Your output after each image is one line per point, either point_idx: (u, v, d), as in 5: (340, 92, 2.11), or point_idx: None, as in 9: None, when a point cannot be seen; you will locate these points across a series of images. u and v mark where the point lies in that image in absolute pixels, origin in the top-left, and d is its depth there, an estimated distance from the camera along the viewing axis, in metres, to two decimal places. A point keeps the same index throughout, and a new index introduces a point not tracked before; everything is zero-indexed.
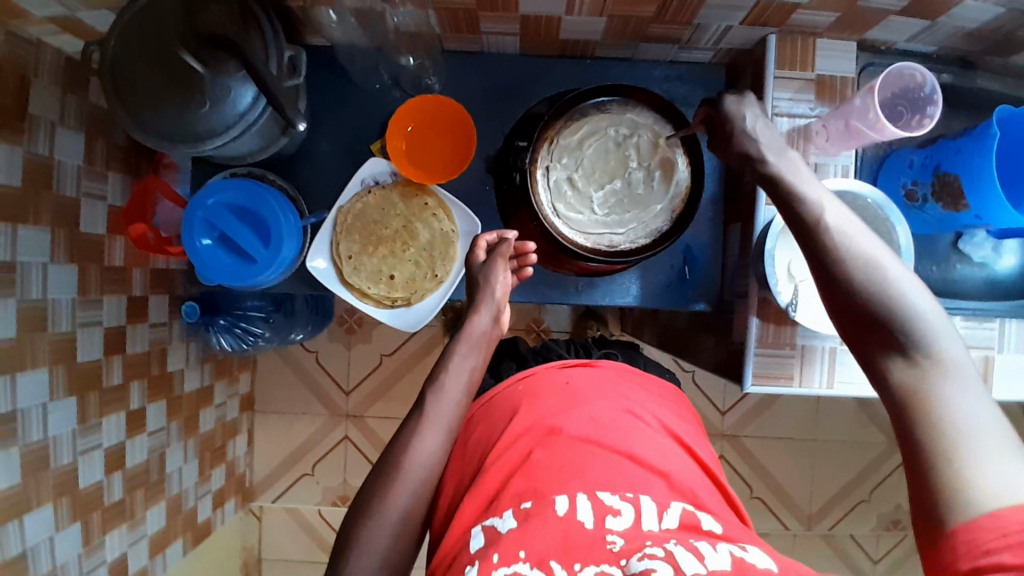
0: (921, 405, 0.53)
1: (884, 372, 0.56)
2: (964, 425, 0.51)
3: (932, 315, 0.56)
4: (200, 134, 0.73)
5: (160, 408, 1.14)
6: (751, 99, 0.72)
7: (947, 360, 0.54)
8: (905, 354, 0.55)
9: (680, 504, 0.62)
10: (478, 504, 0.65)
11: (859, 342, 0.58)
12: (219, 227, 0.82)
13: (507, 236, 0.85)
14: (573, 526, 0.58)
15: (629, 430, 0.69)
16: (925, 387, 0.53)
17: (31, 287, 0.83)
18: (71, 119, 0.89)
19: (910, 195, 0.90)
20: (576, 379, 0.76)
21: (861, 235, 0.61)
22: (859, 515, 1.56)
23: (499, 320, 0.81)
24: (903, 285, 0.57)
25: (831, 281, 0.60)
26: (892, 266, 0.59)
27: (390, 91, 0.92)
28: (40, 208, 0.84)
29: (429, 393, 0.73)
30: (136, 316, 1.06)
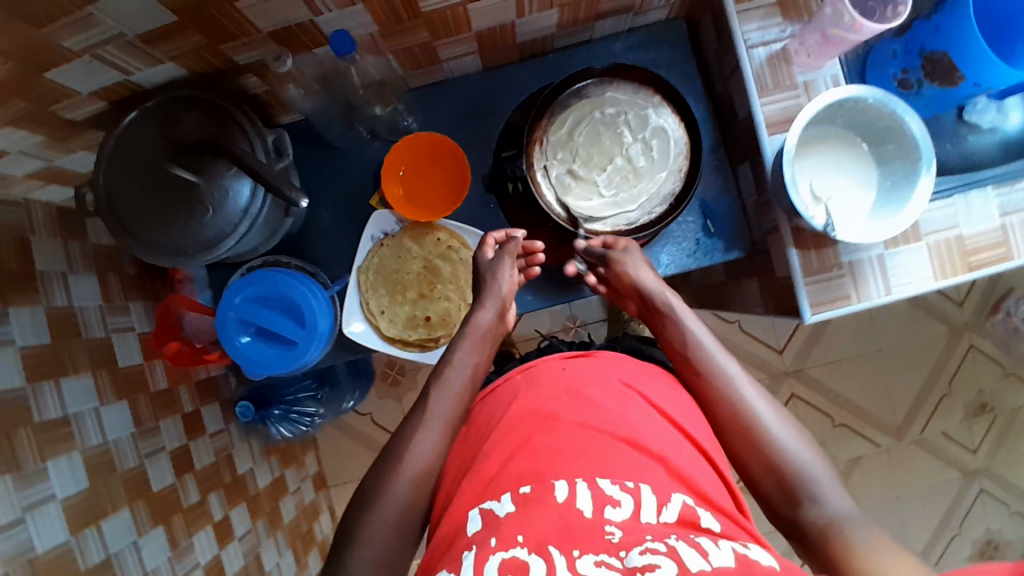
0: (837, 542, 0.63)
1: (805, 523, 0.66)
2: (872, 553, 0.60)
3: (813, 459, 0.69)
4: (213, 240, 0.73)
5: (242, 511, 1.14)
6: (631, 251, 0.84)
7: (838, 507, 0.66)
8: (810, 500, 0.67)
9: (680, 497, 0.60)
10: (477, 488, 0.65)
11: (779, 493, 0.69)
12: (253, 322, 0.83)
13: (515, 235, 0.87)
14: (571, 514, 0.58)
15: (632, 416, 0.68)
16: (836, 528, 0.64)
17: (90, 434, 0.84)
18: (79, 264, 0.89)
19: (902, 84, 0.89)
20: (573, 367, 0.75)
21: (757, 394, 0.74)
22: (945, 410, 1.52)
23: (503, 315, 0.84)
24: (791, 440, 0.70)
25: (742, 436, 0.72)
26: (784, 425, 0.72)
27: (372, 143, 0.92)
28: (77, 356, 0.85)
29: (434, 387, 0.76)
30: (195, 431, 1.07)
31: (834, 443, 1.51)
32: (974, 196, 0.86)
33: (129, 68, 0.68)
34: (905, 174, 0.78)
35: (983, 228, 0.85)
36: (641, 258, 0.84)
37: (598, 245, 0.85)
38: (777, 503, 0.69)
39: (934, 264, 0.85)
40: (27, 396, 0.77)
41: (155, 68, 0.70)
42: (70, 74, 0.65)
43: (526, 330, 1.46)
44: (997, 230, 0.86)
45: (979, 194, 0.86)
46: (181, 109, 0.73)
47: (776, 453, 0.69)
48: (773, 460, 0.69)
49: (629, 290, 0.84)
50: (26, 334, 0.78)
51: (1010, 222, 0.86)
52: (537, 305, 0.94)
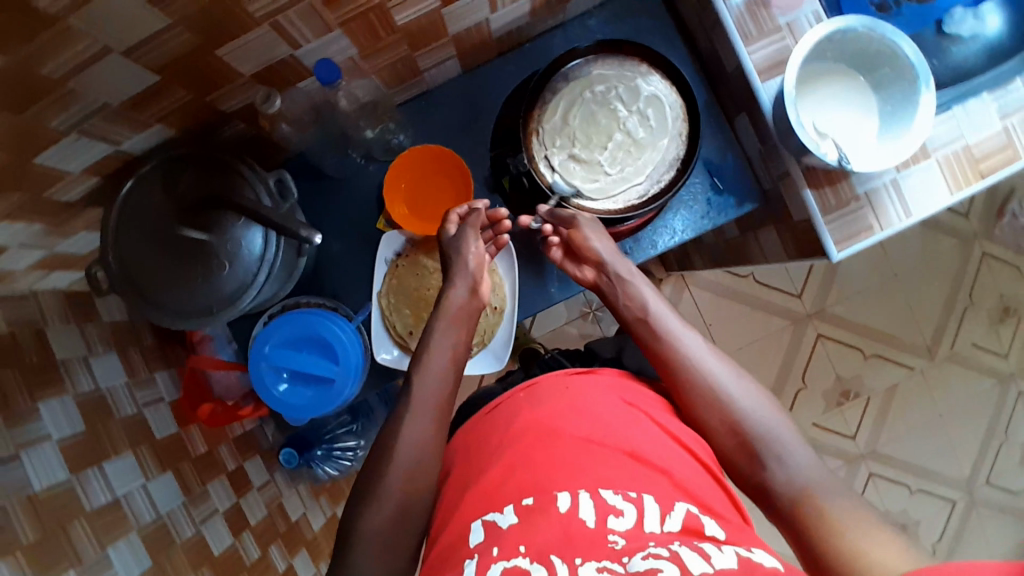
0: (806, 502, 0.63)
1: (766, 480, 0.67)
2: (842, 517, 0.61)
3: (773, 417, 0.70)
4: (233, 295, 0.72)
5: (303, 557, 1.14)
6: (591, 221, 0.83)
7: (801, 466, 0.66)
8: (775, 460, 0.67)
9: (684, 506, 0.59)
10: (477, 501, 0.62)
11: (741, 453, 0.69)
12: (286, 367, 0.82)
13: (477, 207, 0.85)
14: (575, 524, 0.56)
15: (634, 432, 0.66)
16: (798, 486, 0.65)
17: (143, 511, 0.83)
18: (98, 344, 0.87)
19: (881, 8, 0.90)
20: (577, 384, 0.72)
21: (716, 361, 0.74)
22: (971, 321, 1.52)
23: (475, 291, 0.82)
24: (750, 401, 0.71)
25: (704, 401, 0.72)
26: (744, 385, 0.72)
27: (367, 168, 0.91)
28: (116, 435, 0.84)
29: (415, 374, 0.75)
30: (242, 487, 1.06)
31: (869, 375, 1.51)
32: (972, 105, 0.85)
33: (117, 137, 0.67)
34: (905, 94, 0.77)
35: (988, 133, 0.84)
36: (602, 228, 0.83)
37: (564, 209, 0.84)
38: (739, 461, 0.69)
39: (947, 177, 0.84)
40: (75, 487, 0.75)
41: (142, 133, 0.69)
42: (61, 154, 0.63)
43: (546, 324, 1.45)
44: (999, 134, 0.85)
45: (977, 102, 0.85)
46: (178, 169, 0.72)
47: (736, 413, 0.70)
48: (733, 419, 0.70)
49: (587, 259, 0.83)
50: (62, 426, 0.76)
51: (1011, 124, 0.85)
52: (562, 296, 0.95)
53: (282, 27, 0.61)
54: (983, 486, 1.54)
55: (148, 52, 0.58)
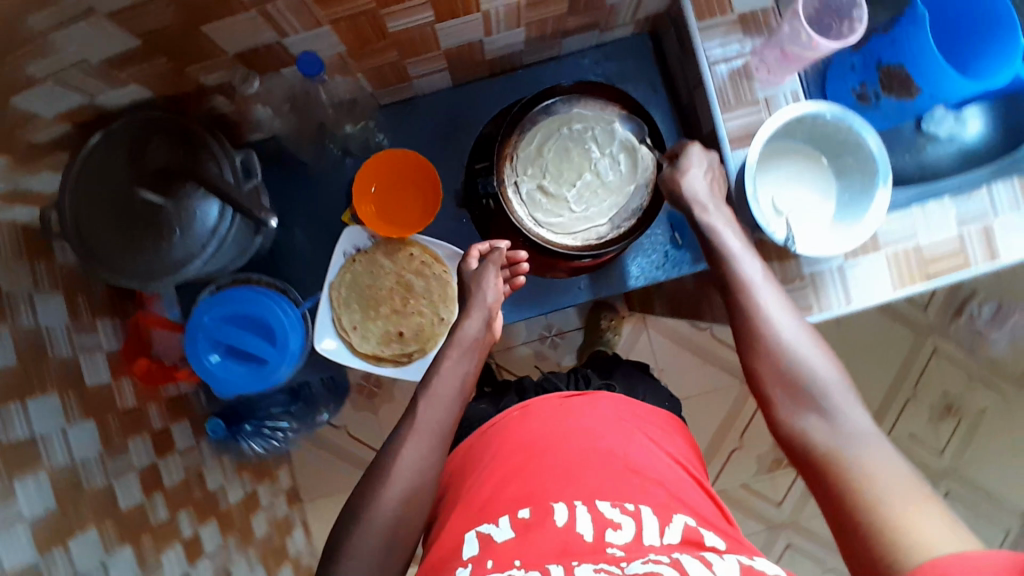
0: (841, 460, 0.60)
1: (805, 433, 0.64)
2: (879, 471, 0.57)
3: (833, 371, 0.66)
4: (180, 262, 0.73)
5: (213, 527, 1.13)
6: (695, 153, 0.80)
7: (846, 418, 0.63)
8: (818, 411, 0.64)
9: (682, 519, 0.63)
10: (470, 514, 0.66)
11: (781, 394, 0.67)
12: (223, 340, 0.82)
13: (498, 245, 0.84)
14: (573, 535, 0.60)
15: (628, 444, 0.71)
16: (841, 446, 0.61)
17: (57, 454, 0.82)
18: (47, 283, 0.87)
19: (862, 97, 0.92)
20: (570, 400, 0.77)
21: (774, 300, 0.71)
22: (911, 412, 1.56)
23: (490, 324, 0.81)
24: (812, 351, 0.67)
25: (751, 340, 0.70)
26: (805, 335, 0.69)
27: (342, 160, 0.92)
28: (45, 377, 0.83)
29: (422, 399, 0.73)
30: (164, 448, 1.06)
31: None
32: (932, 206, 0.88)
33: (93, 90, 0.67)
34: (863, 187, 0.81)
35: (941, 236, 0.87)
36: (716, 168, 0.80)
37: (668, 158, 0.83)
38: (781, 410, 0.66)
39: (894, 274, 0.87)
40: None
41: (121, 90, 0.70)
42: (35, 99, 0.63)
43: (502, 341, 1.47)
44: (953, 240, 0.87)
45: (937, 204, 0.88)
46: (146, 136, 0.72)
47: (795, 362, 0.67)
48: (787, 366, 0.67)
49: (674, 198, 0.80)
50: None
51: (967, 231, 0.88)
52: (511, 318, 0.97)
53: (271, 15, 0.63)
54: None
55: (136, 17, 0.59)
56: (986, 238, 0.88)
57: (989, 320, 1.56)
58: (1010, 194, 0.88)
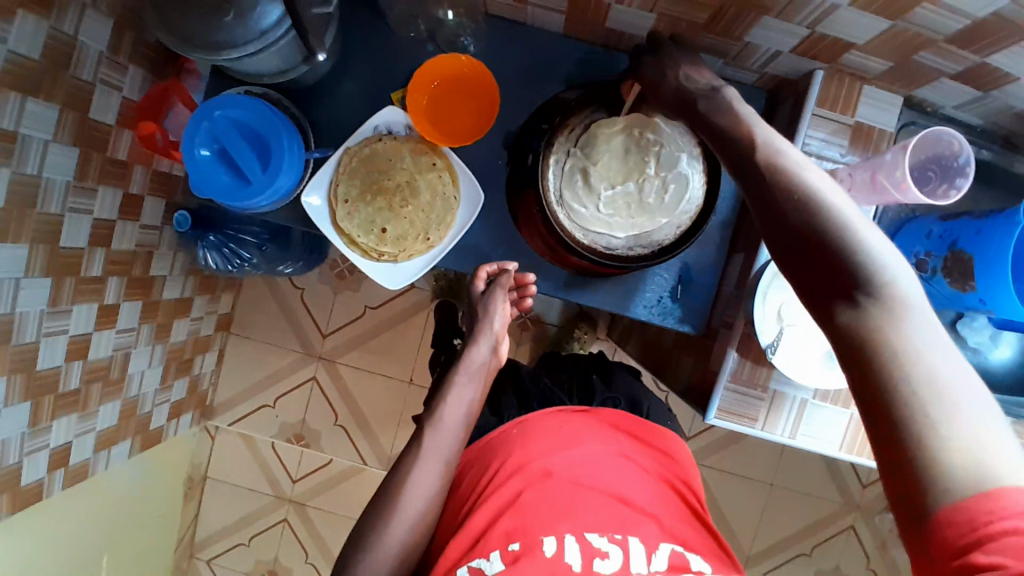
0: (874, 353, 0.48)
1: (833, 316, 0.51)
2: (919, 366, 0.46)
3: (870, 237, 0.51)
4: (217, 44, 0.71)
5: (134, 307, 1.14)
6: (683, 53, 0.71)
7: (886, 296, 0.49)
8: (850, 297, 0.50)
9: (668, 546, 0.69)
10: (464, 543, 0.70)
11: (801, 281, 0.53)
12: (221, 141, 0.80)
13: (507, 268, 0.88)
14: (561, 566, 0.65)
15: (618, 475, 0.75)
16: (874, 328, 0.48)
17: (28, 161, 0.81)
18: (104, 4, 0.87)
19: (920, 264, 0.88)
20: (568, 424, 0.81)
21: (802, 164, 0.55)
22: (796, 567, 1.57)
23: (497, 350, 0.85)
24: (850, 218, 0.51)
25: (767, 219, 0.55)
26: (835, 193, 0.53)
27: (424, 44, 0.89)
28: (54, 85, 0.82)
29: (428, 426, 0.77)
30: (129, 212, 1.05)
31: None
32: None
33: None
34: None
35: None
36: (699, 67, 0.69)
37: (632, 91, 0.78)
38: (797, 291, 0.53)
39: (847, 435, 0.83)
40: None
41: None
42: None
43: None
44: None
45: None
46: None
47: (818, 233, 0.52)
48: (809, 231, 0.52)
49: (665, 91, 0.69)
50: (20, 43, 0.75)
51: None
52: None
53: None
54: None
55: None
56: None
57: None
58: None
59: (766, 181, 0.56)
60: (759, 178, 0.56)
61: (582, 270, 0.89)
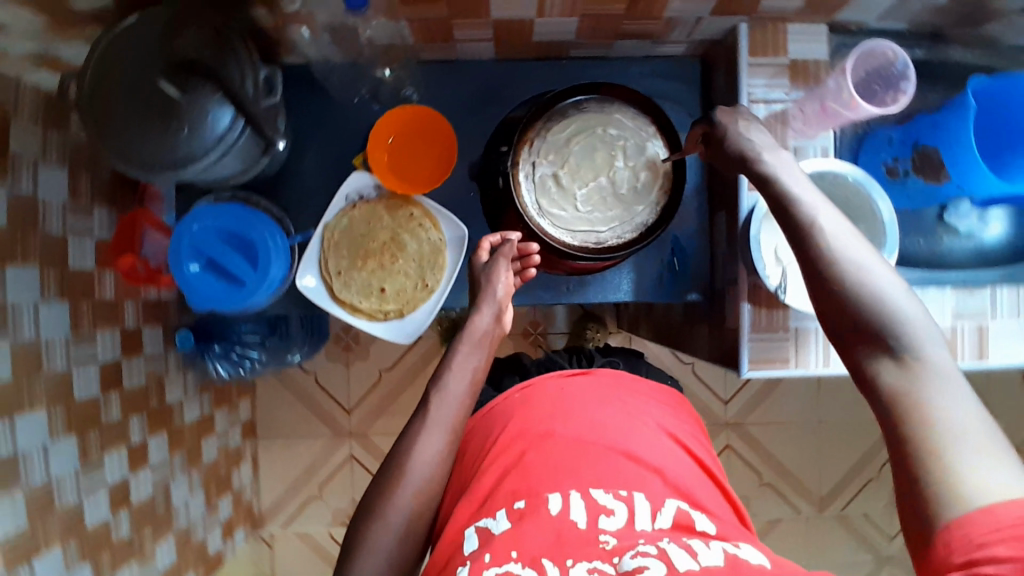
0: (909, 407, 0.52)
1: (874, 376, 0.56)
2: (953, 421, 0.50)
3: (914, 311, 0.56)
4: (181, 160, 0.73)
5: (161, 440, 1.14)
6: (743, 110, 0.76)
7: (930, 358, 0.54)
8: (895, 358, 0.55)
9: (674, 503, 0.65)
10: (472, 507, 0.69)
11: (853, 346, 0.58)
12: (206, 252, 0.82)
13: (509, 237, 0.87)
14: (566, 524, 0.61)
15: (630, 433, 0.73)
16: (910, 390, 0.53)
17: (23, 327, 0.82)
18: (53, 155, 0.88)
19: (890, 171, 0.91)
20: (570, 386, 0.80)
21: (853, 242, 0.61)
22: (871, 495, 1.57)
23: (500, 318, 0.85)
24: (895, 295, 0.57)
25: (822, 286, 0.61)
26: (889, 280, 0.59)
27: (370, 105, 0.92)
28: (27, 247, 0.83)
29: (434, 394, 0.77)
30: (131, 349, 1.06)
31: (759, 503, 1.55)
32: (933, 295, 0.87)
33: None
34: None
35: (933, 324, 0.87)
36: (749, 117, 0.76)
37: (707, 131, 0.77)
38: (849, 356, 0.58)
39: None
40: None
41: None
42: None
43: None
44: (946, 330, 0.87)
45: (938, 293, 0.87)
46: (180, 25, 0.73)
47: (862, 305, 0.58)
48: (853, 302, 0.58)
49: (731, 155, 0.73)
50: None
51: (961, 325, 0.87)
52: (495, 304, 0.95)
53: None
54: None
55: None
56: (978, 338, 0.87)
57: None
58: (1012, 298, 0.87)
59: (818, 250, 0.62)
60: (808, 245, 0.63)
61: (569, 271, 0.91)
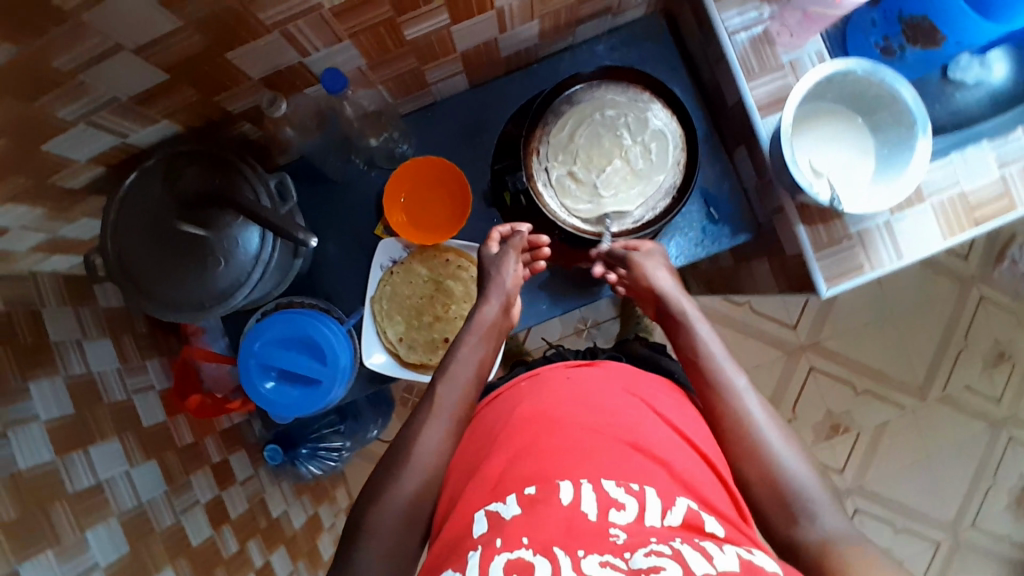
0: (831, 561, 0.59)
1: (797, 539, 0.63)
2: (869, 569, 0.57)
3: (813, 477, 0.67)
4: (226, 292, 0.75)
5: (281, 554, 1.13)
6: (654, 251, 0.84)
7: (835, 524, 0.63)
8: (809, 518, 0.63)
9: (685, 501, 0.60)
10: (481, 492, 0.63)
11: (771, 509, 0.66)
12: (274, 365, 0.83)
13: (520, 229, 0.86)
14: (576, 515, 0.57)
15: (640, 421, 0.68)
16: (831, 548, 0.61)
17: (124, 497, 0.83)
18: (92, 327, 0.87)
19: (886, 52, 0.89)
20: (579, 375, 0.75)
21: (760, 408, 0.72)
22: (965, 365, 1.54)
23: (507, 310, 0.84)
24: (794, 462, 0.68)
25: (737, 447, 0.70)
26: (789, 448, 0.69)
27: (370, 174, 0.93)
28: (102, 421, 0.84)
29: (441, 378, 0.77)
30: (225, 480, 1.07)
31: (859, 411, 1.53)
32: (971, 152, 0.85)
33: (124, 130, 0.70)
34: (900, 139, 0.78)
35: (984, 182, 0.85)
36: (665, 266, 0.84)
37: (619, 247, 0.84)
38: (774, 520, 0.65)
39: (941, 223, 0.84)
40: (58, 469, 0.75)
41: (151, 128, 0.72)
42: (66, 144, 0.67)
43: (539, 337, 1.47)
44: (997, 182, 0.85)
45: (976, 150, 0.85)
46: (180, 167, 0.74)
47: (779, 471, 0.67)
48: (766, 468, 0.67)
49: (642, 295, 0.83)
50: (50, 408, 0.76)
51: (1009, 172, 0.85)
52: (550, 313, 0.96)
53: (291, 36, 0.65)
54: (968, 528, 1.56)
55: (160, 51, 0.60)
56: None
57: None
58: None
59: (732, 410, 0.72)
60: (725, 409, 0.73)
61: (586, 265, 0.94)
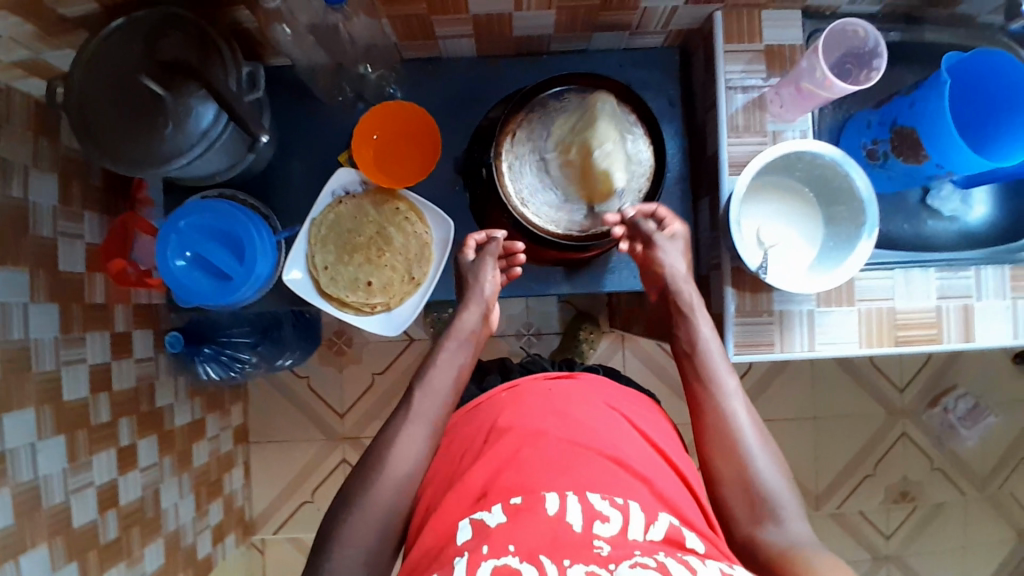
0: (791, 558, 0.63)
1: (761, 537, 0.67)
2: (823, 561, 0.61)
3: (778, 476, 0.70)
4: (164, 156, 0.74)
5: (151, 443, 1.11)
6: (676, 230, 0.85)
7: (795, 525, 0.66)
8: (773, 519, 0.67)
9: (667, 518, 0.62)
10: (466, 501, 0.65)
11: (739, 504, 0.69)
12: (193, 248, 0.83)
13: (495, 235, 0.87)
14: (562, 527, 0.58)
15: (617, 440, 0.70)
16: (792, 546, 0.64)
17: (12, 327, 0.82)
18: (44, 161, 0.87)
19: (870, 154, 0.90)
20: (558, 388, 0.76)
21: (742, 408, 0.75)
22: (867, 491, 1.57)
23: (487, 317, 0.85)
24: (763, 460, 0.71)
25: (718, 439, 0.73)
26: (761, 447, 0.72)
27: (354, 105, 0.94)
28: (20, 249, 0.83)
29: (417, 388, 0.76)
30: (122, 351, 1.05)
31: None
32: (915, 275, 0.87)
33: None
34: (848, 236, 0.80)
35: (919, 306, 0.87)
36: (682, 243, 0.85)
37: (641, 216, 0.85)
38: (741, 516, 0.69)
39: (863, 330, 0.86)
40: None
41: None
42: None
43: None
44: (931, 311, 0.87)
45: (920, 273, 0.87)
46: (162, 30, 0.74)
47: (750, 470, 0.70)
48: (740, 462, 0.71)
49: (656, 277, 0.85)
50: None
51: (947, 305, 0.87)
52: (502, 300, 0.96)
53: None
54: None
55: None
56: (963, 317, 0.88)
57: (964, 416, 1.56)
58: (996, 278, 0.88)
59: (715, 405, 0.75)
60: (705, 403, 0.76)
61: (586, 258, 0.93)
